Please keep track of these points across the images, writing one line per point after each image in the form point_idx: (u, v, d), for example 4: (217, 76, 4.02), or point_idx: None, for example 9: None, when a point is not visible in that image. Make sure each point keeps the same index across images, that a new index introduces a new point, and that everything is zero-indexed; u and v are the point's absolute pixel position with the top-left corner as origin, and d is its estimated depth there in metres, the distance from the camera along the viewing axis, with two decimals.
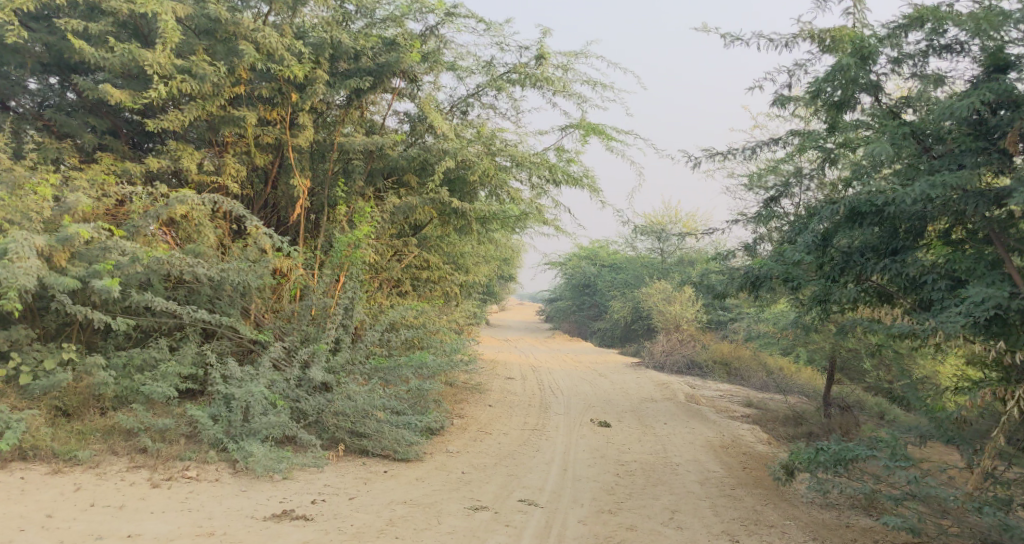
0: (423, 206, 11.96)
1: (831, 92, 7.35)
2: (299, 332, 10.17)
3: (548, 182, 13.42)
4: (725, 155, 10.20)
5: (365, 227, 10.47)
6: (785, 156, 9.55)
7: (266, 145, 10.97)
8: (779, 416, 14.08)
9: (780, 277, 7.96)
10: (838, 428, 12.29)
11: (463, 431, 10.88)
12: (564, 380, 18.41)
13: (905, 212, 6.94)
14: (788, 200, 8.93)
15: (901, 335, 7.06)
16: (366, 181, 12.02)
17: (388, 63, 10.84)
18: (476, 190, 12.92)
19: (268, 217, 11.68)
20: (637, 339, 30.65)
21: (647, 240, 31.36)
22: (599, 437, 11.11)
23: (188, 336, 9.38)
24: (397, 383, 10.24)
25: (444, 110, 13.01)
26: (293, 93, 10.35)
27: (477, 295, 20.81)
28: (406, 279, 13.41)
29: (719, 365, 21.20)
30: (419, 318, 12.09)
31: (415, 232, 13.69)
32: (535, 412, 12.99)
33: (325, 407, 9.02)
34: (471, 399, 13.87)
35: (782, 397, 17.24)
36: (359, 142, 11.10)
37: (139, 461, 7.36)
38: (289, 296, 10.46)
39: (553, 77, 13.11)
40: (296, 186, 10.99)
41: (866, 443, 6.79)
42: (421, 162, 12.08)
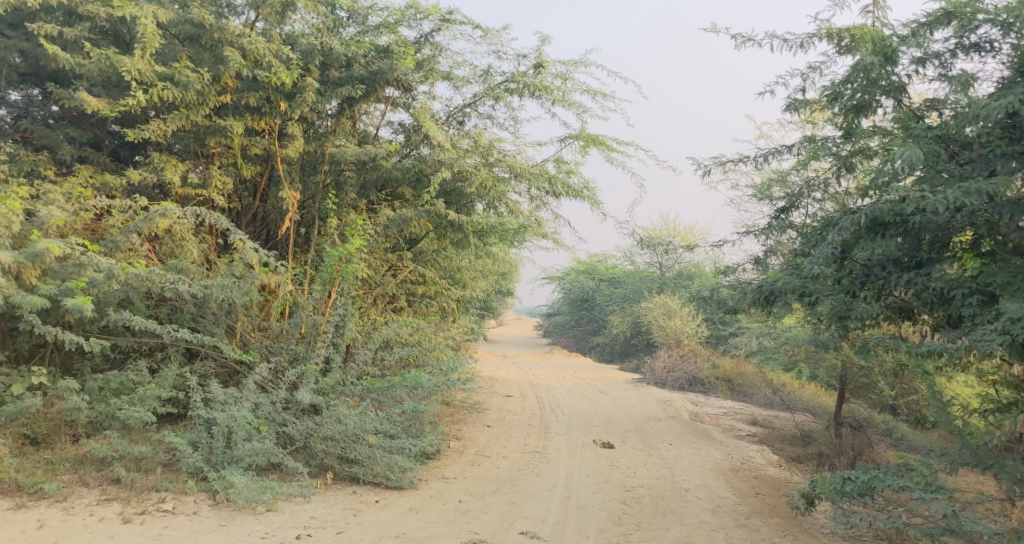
0: (418, 219, 11.53)
1: (852, 94, 6.96)
2: (287, 352, 9.73)
3: (547, 195, 12.99)
4: (734, 163, 9.75)
5: (356, 241, 10.02)
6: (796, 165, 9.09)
7: (256, 157, 10.57)
8: (787, 435, 13.59)
9: (795, 292, 7.54)
10: (850, 448, 11.79)
11: (460, 455, 10.39)
12: (565, 397, 17.94)
13: (931, 222, 6.50)
14: (799, 211, 8.53)
15: (928, 354, 6.61)
16: (359, 194, 11.60)
17: (380, 71, 10.43)
18: (473, 202, 12.48)
19: (256, 231, 11.23)
20: (636, 354, 30.17)
21: (646, 254, 30.94)
22: (603, 460, 10.62)
23: (170, 356, 8.93)
24: (391, 404, 9.75)
25: (441, 120, 12.60)
26: (281, 101, 9.92)
27: (474, 310, 20.38)
28: (401, 295, 12.96)
29: (722, 381, 20.72)
30: (414, 335, 11.62)
31: (411, 246, 13.25)
32: (535, 432, 12.50)
33: (314, 431, 8.54)
34: (469, 419, 13.40)
35: (788, 415, 16.75)
36: (351, 153, 10.67)
37: (111, 494, 6.88)
38: (277, 313, 10.00)
39: (552, 85, 12.70)
40: (286, 198, 10.55)
41: (892, 471, 6.33)
42: (416, 173, 11.79)
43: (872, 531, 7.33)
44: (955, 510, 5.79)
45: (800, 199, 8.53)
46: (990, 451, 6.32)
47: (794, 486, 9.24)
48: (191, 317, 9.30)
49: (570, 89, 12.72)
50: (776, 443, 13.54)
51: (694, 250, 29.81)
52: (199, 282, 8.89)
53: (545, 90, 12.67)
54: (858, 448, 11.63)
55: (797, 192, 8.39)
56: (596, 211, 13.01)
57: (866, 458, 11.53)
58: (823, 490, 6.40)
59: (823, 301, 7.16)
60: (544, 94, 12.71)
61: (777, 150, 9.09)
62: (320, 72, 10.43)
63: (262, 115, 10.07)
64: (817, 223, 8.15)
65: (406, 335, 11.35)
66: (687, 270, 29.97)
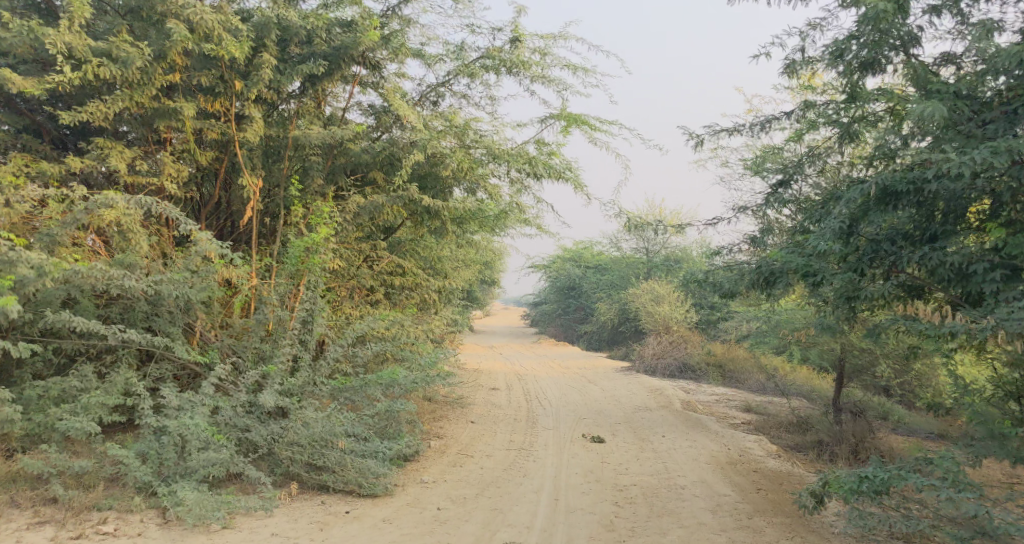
0: (391, 205, 10.83)
1: (859, 47, 6.39)
2: (252, 350, 9.05)
3: (527, 177, 12.31)
4: (730, 133, 9.09)
5: (322, 229, 9.32)
6: (795, 133, 8.44)
7: (213, 142, 9.85)
8: (784, 423, 13.02)
9: (797, 272, 6.92)
10: (852, 436, 11.23)
11: (441, 456, 9.74)
12: (553, 388, 17.34)
13: (948, 190, 5.89)
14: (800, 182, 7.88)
15: (947, 336, 6.00)
16: (326, 179, 10.81)
17: (344, 46, 9.80)
18: (450, 187, 11.81)
19: (218, 222, 10.51)
20: (625, 342, 29.61)
21: (632, 239, 30.35)
22: (593, 456, 10.01)
23: (120, 359, 8.24)
24: (364, 404, 9.09)
25: (414, 100, 11.87)
26: (236, 80, 9.19)
27: (457, 300, 19.75)
28: (378, 287, 12.27)
29: (713, 367, 20.15)
30: (391, 330, 10.96)
31: (387, 235, 12.57)
32: (521, 428, 11.87)
33: (278, 437, 7.84)
34: (452, 415, 12.77)
35: (783, 401, 16.22)
36: (315, 136, 9.95)
37: (45, 515, 6.31)
38: (239, 309, 9.29)
39: (530, 61, 12.01)
40: (247, 186, 9.83)
41: (911, 467, 5.73)
42: (388, 157, 11.04)
43: (887, 530, 6.72)
44: (978, 510, 5.25)
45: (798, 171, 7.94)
46: (1018, 443, 5.74)
47: (796, 480, 8.66)
48: (144, 315, 8.59)
49: (549, 64, 12.05)
50: (773, 431, 12.99)
51: (680, 233, 29.24)
52: (149, 278, 8.18)
53: (523, 66, 11.99)
54: (860, 434, 11.07)
55: (796, 163, 7.78)
56: (581, 194, 12.34)
57: (869, 445, 10.96)
58: (833, 489, 5.86)
59: (829, 280, 6.55)
60: (521, 70, 12.03)
61: (773, 118, 8.48)
62: (279, 49, 9.77)
63: (217, 96, 9.36)
64: (819, 197, 7.53)
65: (382, 329, 10.69)
66: (675, 254, 29.37)
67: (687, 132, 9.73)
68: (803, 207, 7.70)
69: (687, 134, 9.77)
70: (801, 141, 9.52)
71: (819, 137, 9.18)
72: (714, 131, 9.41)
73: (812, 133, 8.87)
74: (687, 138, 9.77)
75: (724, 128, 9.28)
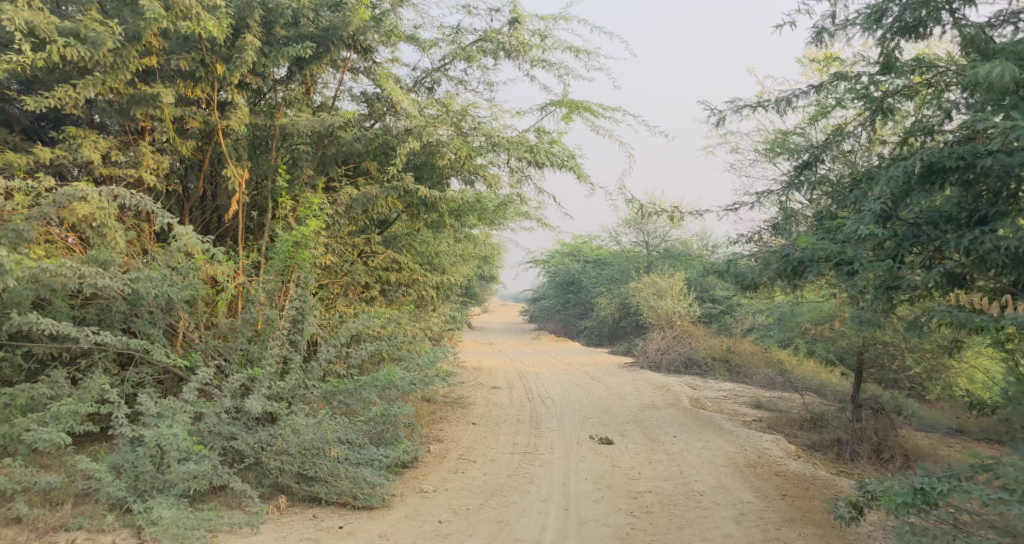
0: (385, 197, 10.24)
1: (910, 10, 6.15)
2: (238, 352, 8.47)
3: (528, 165, 11.75)
4: (755, 108, 8.57)
5: (312, 222, 8.74)
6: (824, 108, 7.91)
7: (196, 131, 9.25)
8: (798, 420, 12.49)
9: (828, 260, 6.38)
10: (873, 434, 10.69)
11: (441, 461, 9.18)
12: (555, 386, 16.79)
13: (1002, 166, 5.39)
14: (828, 161, 7.36)
15: (999, 329, 5.45)
16: (316, 170, 10.22)
17: (333, 26, 9.31)
18: (448, 177, 11.25)
19: (204, 216, 9.92)
20: (626, 337, 29.09)
21: (632, 232, 29.76)
22: (603, 460, 9.47)
23: (96, 363, 7.66)
24: (359, 408, 8.55)
25: (409, 86, 11.30)
26: (218, 64, 8.59)
27: (456, 297, 19.22)
28: (373, 283, 11.71)
29: (719, 362, 19.58)
30: (387, 328, 10.41)
31: (382, 229, 12.02)
32: (525, 429, 11.33)
33: (266, 446, 7.24)
34: (452, 416, 12.22)
35: (793, 396, 15.69)
36: (303, 123, 9.37)
37: (7, 538, 5.74)
38: (224, 309, 8.70)
39: (530, 44, 11.45)
40: (232, 177, 9.24)
41: (967, 477, 5.31)
42: (382, 145, 10.46)
43: None
44: None
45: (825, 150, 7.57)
46: None
47: (823, 484, 8.17)
48: (122, 317, 8.00)
49: (550, 48, 11.49)
50: (788, 429, 12.44)
51: (682, 226, 28.65)
52: (126, 276, 7.60)
53: (522, 49, 11.43)
54: (883, 432, 10.59)
55: (825, 141, 7.28)
56: (584, 184, 11.76)
57: (893, 443, 10.47)
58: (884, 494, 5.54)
59: (866, 269, 6.00)
60: (520, 52, 11.46)
61: (796, 96, 7.97)
62: (264, 31, 9.21)
63: (197, 81, 8.77)
64: (851, 178, 6.98)
65: (377, 327, 10.13)
66: (676, 247, 28.80)
67: (707, 108, 9.29)
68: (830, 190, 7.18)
69: (706, 113, 9.31)
70: (824, 121, 9.02)
71: (843, 117, 8.65)
72: (735, 107, 9.02)
73: (835, 112, 8.35)
74: (707, 116, 9.34)
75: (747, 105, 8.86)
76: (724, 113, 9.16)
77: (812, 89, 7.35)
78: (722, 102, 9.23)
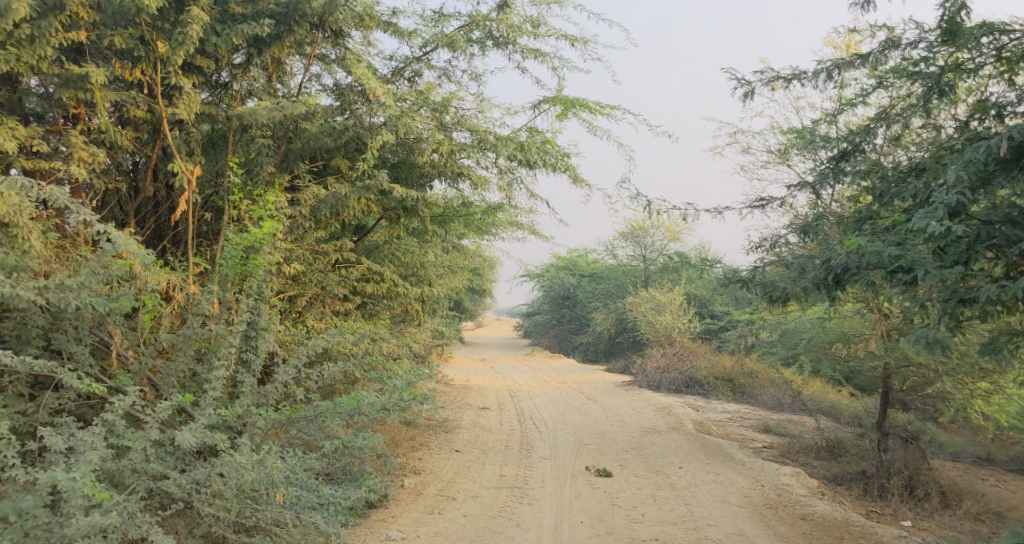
0: (357, 197, 9.06)
1: None
2: (179, 374, 7.12)
3: (519, 165, 10.61)
4: (791, 78, 7.78)
5: (268, 223, 7.53)
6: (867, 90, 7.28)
7: (140, 119, 8.02)
8: (814, 448, 11.35)
9: (881, 268, 5.25)
10: (903, 467, 9.62)
11: (416, 499, 8.00)
12: (549, 406, 15.63)
13: None
14: (871, 146, 6.72)
15: None
16: (280, 167, 9.03)
17: (296, 2, 8.20)
18: (429, 177, 10.11)
19: (151, 218, 8.68)
20: (622, 354, 27.96)
21: (628, 246, 28.70)
22: (602, 499, 8.27)
23: (4, 387, 6.44)
24: (318, 439, 7.35)
25: (387, 76, 10.20)
26: (159, 41, 7.37)
27: (443, 312, 18.10)
28: (350, 295, 10.58)
29: (721, 382, 18.44)
30: (360, 345, 9.25)
31: (360, 236, 10.91)
32: (514, 458, 10.15)
33: (198, 490, 5.99)
34: (434, 442, 11.06)
35: (803, 420, 14.55)
36: (261, 112, 8.21)
37: None
38: (163, 324, 7.43)
39: (521, 31, 10.39)
40: (180, 173, 8.01)
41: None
42: (355, 141, 9.32)
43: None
44: None
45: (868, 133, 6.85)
46: None
47: (858, 533, 7.23)
48: (39, 333, 6.67)
49: (543, 36, 10.42)
50: (803, 458, 11.25)
51: (680, 238, 27.58)
52: (37, 284, 6.35)
53: (512, 36, 10.36)
54: (914, 464, 9.60)
55: (868, 124, 6.69)
56: (581, 187, 10.61)
57: (926, 477, 9.51)
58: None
59: (929, 276, 4.89)
60: (510, 40, 10.40)
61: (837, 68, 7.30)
62: (218, 8, 8.10)
63: (136, 61, 7.57)
64: (898, 167, 6.28)
65: (348, 343, 8.96)
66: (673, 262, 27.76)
67: (736, 80, 8.43)
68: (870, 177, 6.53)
69: (733, 90, 8.49)
70: (866, 101, 8.15)
71: (887, 98, 7.70)
72: (770, 78, 8.16)
73: (877, 91, 7.57)
74: (736, 88, 8.48)
75: (781, 77, 7.99)
76: (753, 86, 8.27)
77: (858, 62, 6.76)
78: (753, 72, 8.36)
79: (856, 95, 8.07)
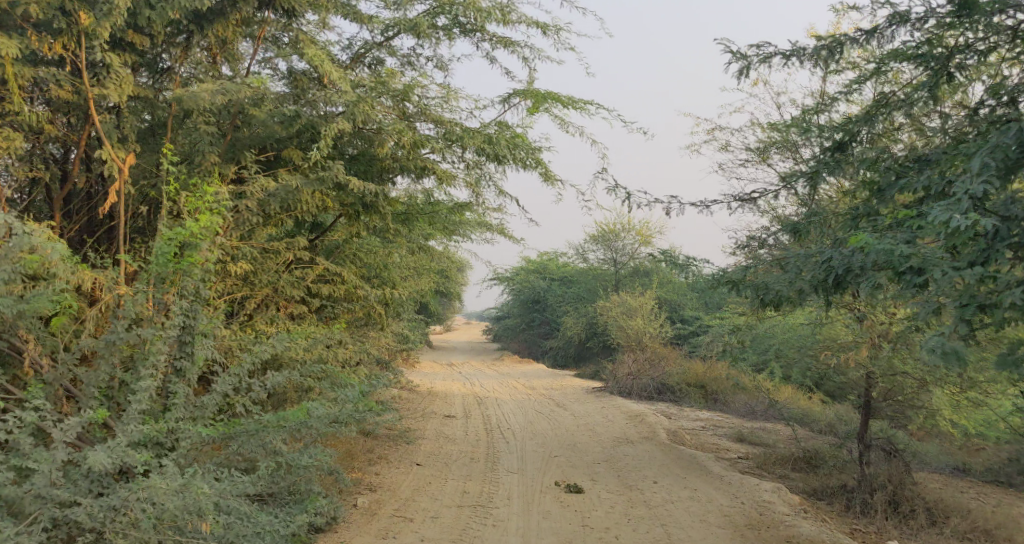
0: (309, 191, 8.34)
1: None
2: (101, 385, 6.33)
3: (488, 160, 9.97)
4: (788, 56, 7.52)
5: (205, 216, 6.75)
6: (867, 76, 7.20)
7: (65, 102, 7.26)
8: (794, 461, 10.85)
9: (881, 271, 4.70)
10: (887, 482, 9.14)
11: (370, 520, 7.30)
12: (517, 414, 15.02)
13: None
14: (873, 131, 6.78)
15: None
16: (225, 158, 8.28)
17: None
18: (390, 172, 9.44)
19: (81, 211, 7.88)
20: (592, 359, 27.47)
21: (599, 250, 28.31)
22: (574, 520, 7.65)
23: None
24: (258, 458, 6.60)
25: (345, 62, 9.54)
26: (82, 12, 6.61)
27: (410, 315, 17.42)
28: (306, 298, 9.87)
29: (694, 389, 17.95)
30: (313, 352, 8.52)
31: (316, 235, 10.18)
32: (478, 473, 9.48)
33: (109, 522, 5.23)
34: (393, 454, 10.37)
35: (780, 430, 14.07)
36: (200, 94, 7.48)
37: None
38: (84, 328, 6.62)
39: (491, 18, 9.74)
40: (109, 160, 7.20)
41: None
42: (310, 130, 8.62)
43: None
44: None
45: (865, 123, 6.88)
46: None
47: None
48: None
49: (513, 23, 9.81)
50: (781, 470, 10.69)
51: (651, 242, 27.24)
52: None
53: (481, 23, 9.74)
54: (897, 478, 9.14)
55: (867, 114, 6.84)
56: (552, 184, 10.00)
57: (911, 493, 9.02)
58: None
59: None
60: (480, 28, 9.80)
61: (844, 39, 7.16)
62: None
63: (57, 35, 6.81)
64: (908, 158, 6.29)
65: (300, 350, 8.22)
66: (643, 266, 27.37)
67: (731, 53, 7.96)
68: (876, 167, 6.68)
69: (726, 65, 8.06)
70: (867, 85, 7.78)
71: (886, 86, 7.48)
72: (765, 54, 7.72)
73: (873, 81, 7.57)
74: (729, 61, 7.96)
75: (778, 53, 7.62)
76: (749, 60, 7.86)
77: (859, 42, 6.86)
78: (748, 46, 7.91)
79: (850, 87, 8.02)
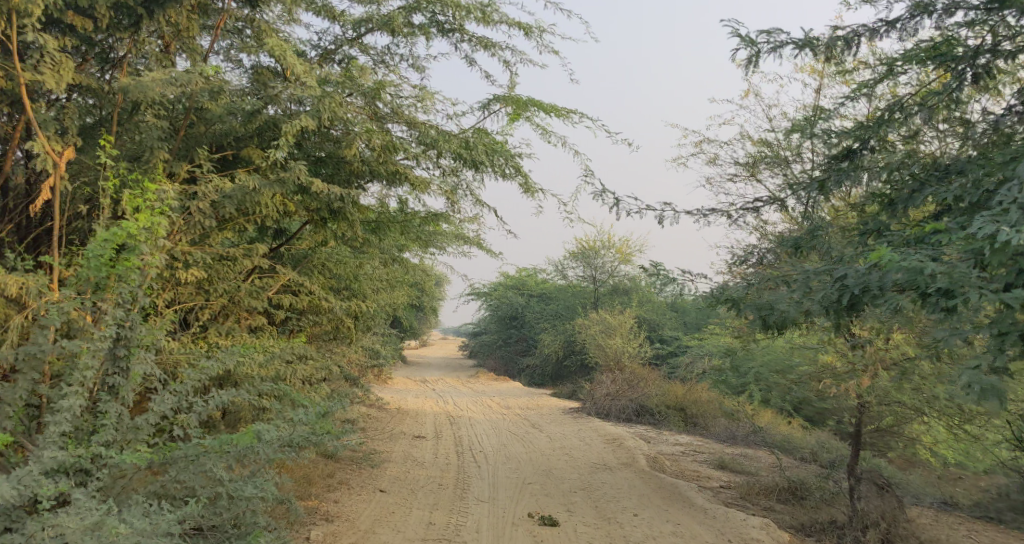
0: (270, 193, 7.69)
1: None
2: (18, 403, 5.60)
3: (465, 166, 9.38)
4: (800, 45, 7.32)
5: (146, 215, 6.08)
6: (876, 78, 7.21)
7: None
8: (782, 492, 10.28)
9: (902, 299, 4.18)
10: (880, 519, 8.61)
11: None
12: (490, 435, 14.35)
13: None
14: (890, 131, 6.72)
15: None
16: (177, 155, 7.60)
17: None
18: (359, 177, 8.80)
19: (13, 208, 7.14)
20: (569, 378, 26.93)
21: (578, 267, 27.81)
22: None
23: None
24: (197, 488, 5.90)
25: (314, 59, 8.94)
26: None
27: (382, 330, 16.72)
28: (269, 310, 9.20)
29: (674, 412, 17.36)
30: (269, 368, 7.84)
31: (280, 242, 9.53)
32: (446, 502, 8.82)
33: None
34: (356, 479, 9.68)
35: (763, 458, 13.51)
36: (147, 84, 6.82)
37: None
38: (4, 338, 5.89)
39: (471, 18, 9.20)
40: (44, 153, 6.50)
41: None
42: (275, 128, 8.01)
43: None
44: None
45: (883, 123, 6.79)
46: None
47: None
48: None
49: (494, 23, 9.25)
50: (766, 502, 10.10)
51: (631, 260, 26.83)
52: None
53: (461, 22, 9.20)
54: (891, 516, 8.62)
55: (880, 119, 6.72)
56: (532, 194, 9.42)
57: (904, 531, 8.54)
58: None
59: None
60: (460, 27, 9.25)
61: (858, 37, 7.06)
62: None
63: None
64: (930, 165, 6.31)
65: (254, 366, 7.55)
66: (623, 284, 26.90)
67: (738, 37, 7.75)
68: (887, 175, 6.44)
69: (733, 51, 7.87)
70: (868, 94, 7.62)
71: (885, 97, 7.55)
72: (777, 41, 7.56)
73: (874, 90, 7.61)
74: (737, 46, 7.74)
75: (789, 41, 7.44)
76: (759, 48, 7.68)
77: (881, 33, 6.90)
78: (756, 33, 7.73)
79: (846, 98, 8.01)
